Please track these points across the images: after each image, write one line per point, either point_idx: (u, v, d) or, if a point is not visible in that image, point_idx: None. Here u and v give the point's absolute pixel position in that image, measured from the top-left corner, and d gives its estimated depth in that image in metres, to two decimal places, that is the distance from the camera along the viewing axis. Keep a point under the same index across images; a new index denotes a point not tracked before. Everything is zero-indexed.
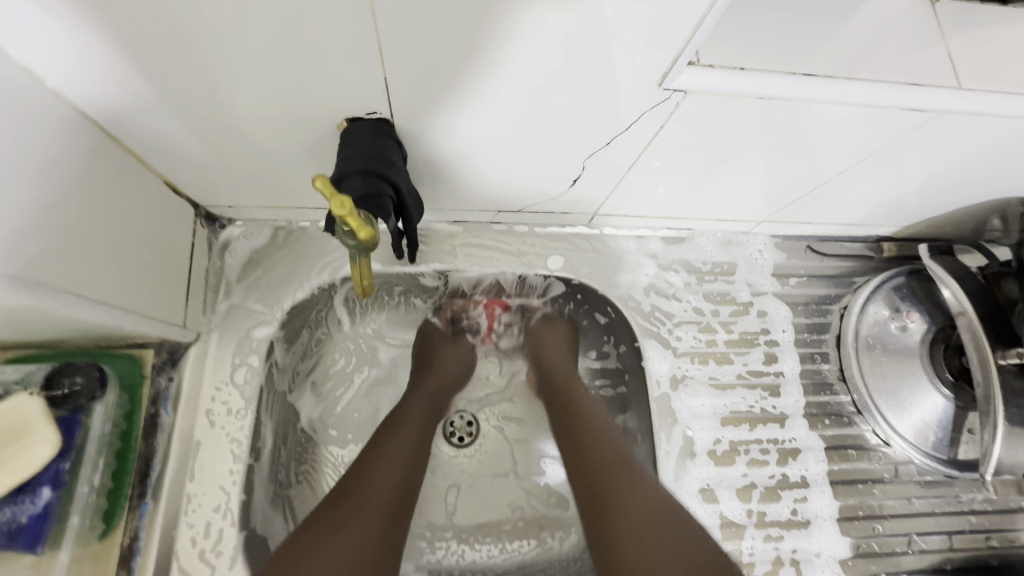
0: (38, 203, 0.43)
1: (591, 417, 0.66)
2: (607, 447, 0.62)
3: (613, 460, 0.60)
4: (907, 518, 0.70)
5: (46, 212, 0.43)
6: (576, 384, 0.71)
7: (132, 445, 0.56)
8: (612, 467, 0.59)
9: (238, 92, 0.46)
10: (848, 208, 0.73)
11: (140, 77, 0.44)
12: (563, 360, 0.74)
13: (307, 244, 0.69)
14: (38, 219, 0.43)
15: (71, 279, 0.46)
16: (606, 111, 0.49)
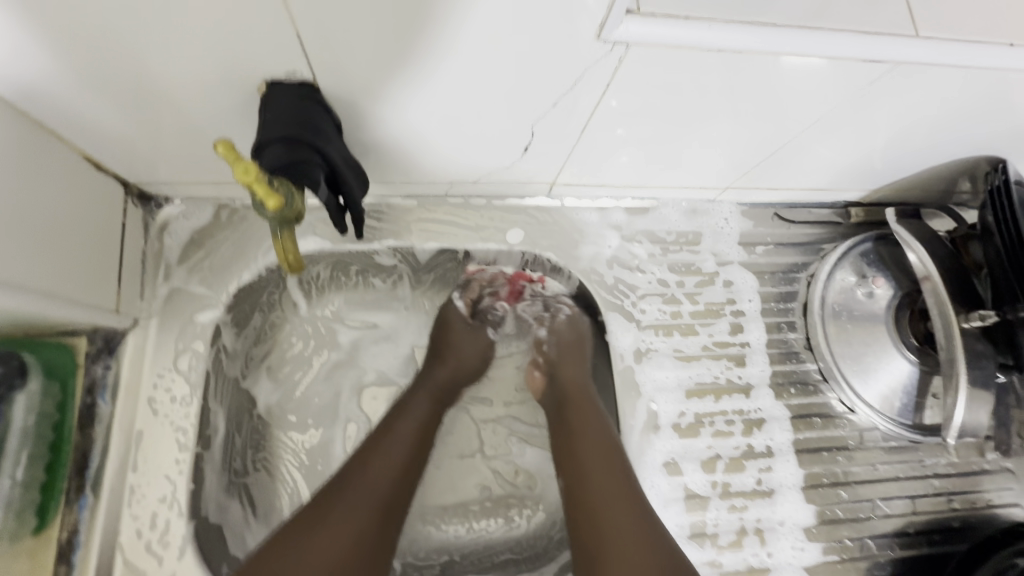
0: None
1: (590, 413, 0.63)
2: (601, 446, 0.60)
3: (606, 462, 0.58)
4: (871, 483, 0.70)
5: None
6: (584, 383, 0.67)
7: (66, 437, 0.53)
8: (604, 469, 0.58)
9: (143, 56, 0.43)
10: (813, 173, 0.71)
11: (35, 41, 0.39)
12: (576, 362, 0.69)
13: (252, 223, 0.66)
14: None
15: None
16: (549, 71, 0.46)
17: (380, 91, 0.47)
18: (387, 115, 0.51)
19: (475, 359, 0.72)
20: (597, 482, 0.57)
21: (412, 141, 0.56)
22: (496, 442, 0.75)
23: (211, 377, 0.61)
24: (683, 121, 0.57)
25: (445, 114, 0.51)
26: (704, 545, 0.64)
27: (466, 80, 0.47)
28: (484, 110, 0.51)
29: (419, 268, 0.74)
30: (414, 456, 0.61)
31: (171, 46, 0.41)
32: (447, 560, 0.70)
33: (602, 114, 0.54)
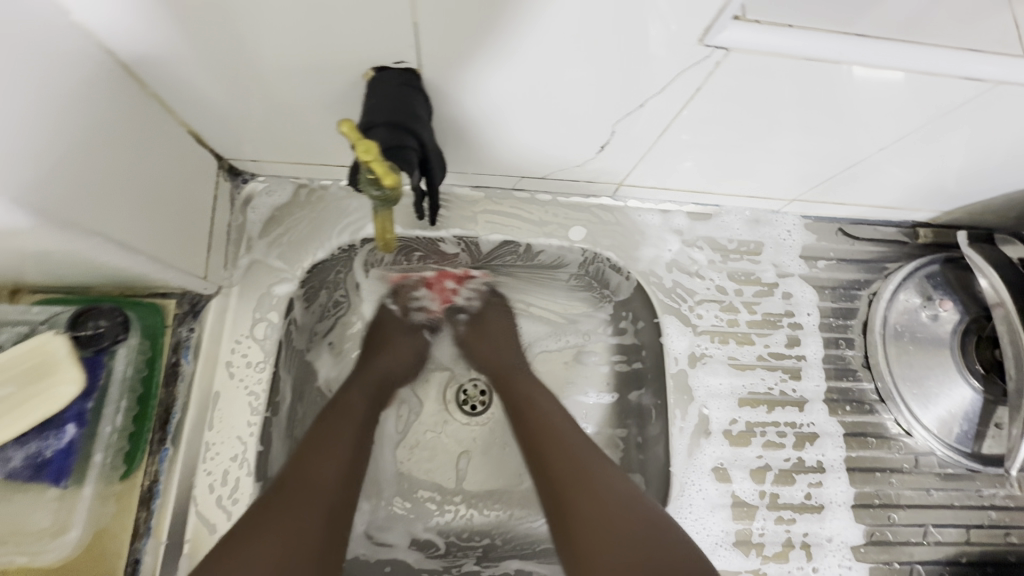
0: (50, 143, 0.40)
1: (535, 406, 0.66)
2: (566, 438, 0.62)
3: (574, 453, 0.61)
4: (924, 509, 0.69)
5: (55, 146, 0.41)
6: (511, 366, 0.72)
7: (154, 391, 0.57)
8: (573, 460, 0.60)
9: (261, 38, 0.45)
10: (883, 190, 0.70)
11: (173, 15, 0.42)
12: (522, 357, 0.74)
13: (328, 204, 0.69)
14: (70, 159, 0.42)
15: (99, 221, 0.46)
16: (641, 71, 0.47)
17: (473, 81, 0.49)
18: (473, 105, 0.53)
19: (409, 358, 0.73)
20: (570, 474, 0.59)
21: (493, 131, 0.57)
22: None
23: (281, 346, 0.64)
24: (755, 131, 0.58)
25: (524, 107, 0.53)
26: (749, 554, 0.64)
27: (556, 75, 0.49)
28: (566, 105, 0.53)
29: (480, 258, 0.76)
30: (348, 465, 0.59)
31: (294, 31, 0.44)
32: (489, 544, 0.72)
33: (680, 119, 0.55)
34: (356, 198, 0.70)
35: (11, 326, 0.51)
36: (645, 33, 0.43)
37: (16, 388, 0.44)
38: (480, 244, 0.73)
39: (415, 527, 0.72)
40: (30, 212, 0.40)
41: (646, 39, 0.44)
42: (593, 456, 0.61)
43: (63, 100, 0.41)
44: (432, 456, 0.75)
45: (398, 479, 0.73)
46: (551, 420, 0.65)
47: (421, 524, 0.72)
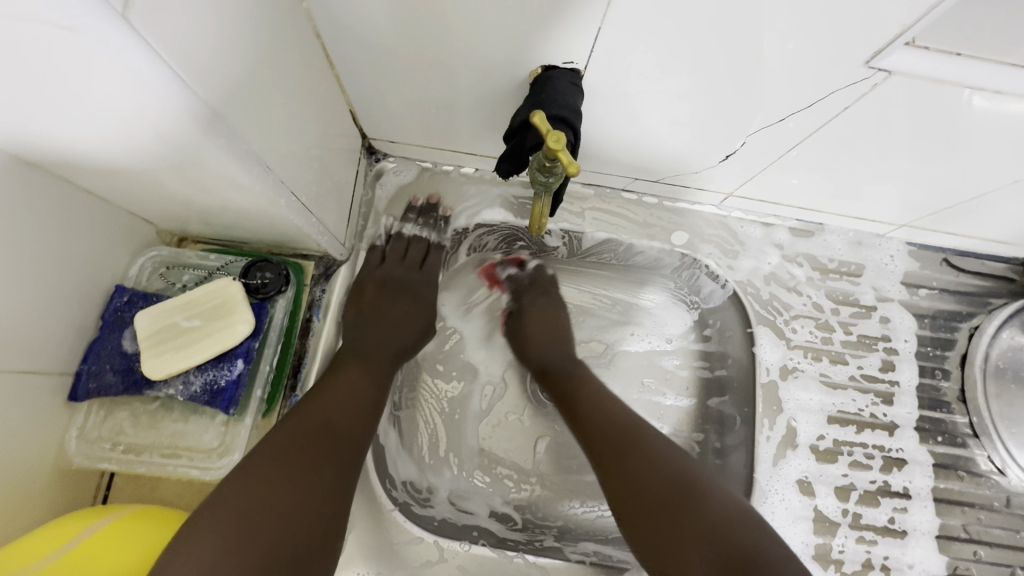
0: (260, 97, 0.41)
1: (580, 400, 0.66)
2: (624, 435, 0.59)
3: (637, 447, 0.57)
4: (1012, 550, 0.68)
5: (264, 104, 0.42)
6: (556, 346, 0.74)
7: (291, 342, 0.63)
8: (639, 458, 0.56)
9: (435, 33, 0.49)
10: (1000, 225, 0.69)
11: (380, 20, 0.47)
12: (550, 337, 0.75)
13: (448, 187, 0.74)
14: (289, 126, 0.47)
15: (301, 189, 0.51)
16: (802, 88, 0.49)
17: (601, 84, 0.52)
18: (593, 106, 0.56)
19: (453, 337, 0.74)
20: (632, 471, 0.55)
21: (617, 134, 0.61)
22: None
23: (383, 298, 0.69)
24: (865, 155, 0.59)
25: (637, 108, 0.55)
26: (827, 568, 0.65)
27: (682, 83, 0.51)
28: (706, 115, 0.55)
29: (580, 252, 0.79)
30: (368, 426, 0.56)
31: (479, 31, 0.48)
32: (563, 525, 0.74)
33: (811, 139, 0.57)
34: (474, 184, 0.74)
35: (190, 269, 0.58)
36: (813, 53, 0.45)
37: (202, 321, 0.51)
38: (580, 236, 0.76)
39: (493, 500, 0.75)
40: (262, 164, 0.43)
41: (810, 58, 0.45)
42: (666, 456, 0.56)
43: (290, 74, 0.45)
44: (512, 437, 0.78)
45: (480, 453, 0.77)
46: (611, 420, 0.61)
47: (500, 497, 0.75)
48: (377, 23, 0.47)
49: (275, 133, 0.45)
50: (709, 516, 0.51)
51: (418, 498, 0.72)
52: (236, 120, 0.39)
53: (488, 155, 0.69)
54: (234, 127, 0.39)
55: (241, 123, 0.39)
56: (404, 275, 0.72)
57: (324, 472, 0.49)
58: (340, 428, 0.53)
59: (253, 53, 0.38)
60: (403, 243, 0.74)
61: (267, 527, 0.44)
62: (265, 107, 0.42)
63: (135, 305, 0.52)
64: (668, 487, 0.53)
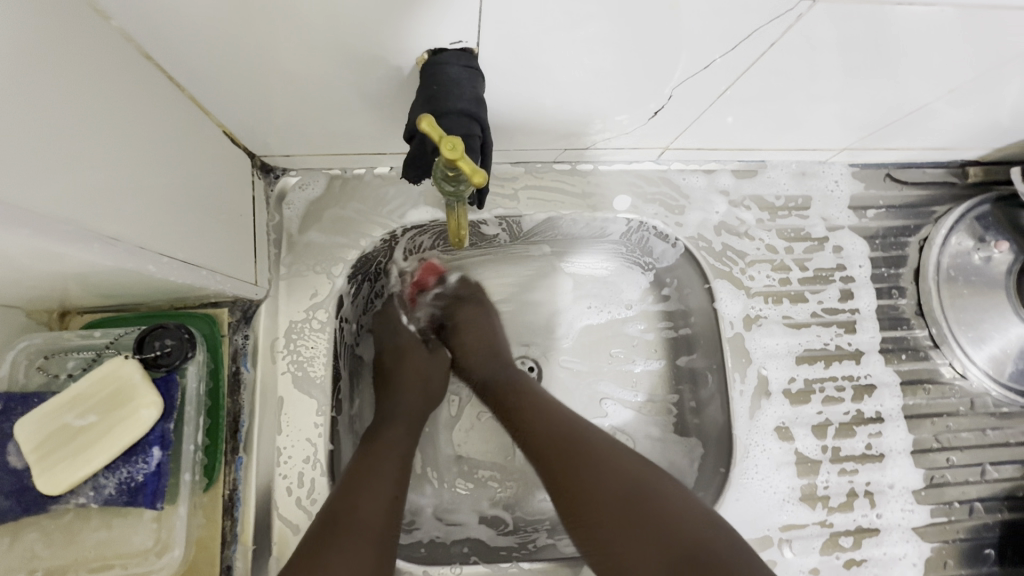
0: (74, 150, 0.35)
1: (529, 406, 0.65)
2: (563, 440, 0.60)
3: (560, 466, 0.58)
4: (980, 449, 0.70)
5: (82, 147, 0.36)
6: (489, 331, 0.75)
7: (221, 404, 0.57)
8: (577, 468, 0.57)
9: (291, 31, 0.41)
10: (937, 133, 0.67)
11: (219, 14, 0.39)
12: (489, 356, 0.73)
13: (364, 193, 0.67)
14: (133, 175, 0.40)
15: (174, 242, 0.45)
16: (714, 31, 0.44)
17: (505, 47, 0.44)
18: (506, 74, 0.48)
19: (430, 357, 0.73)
20: (575, 483, 0.56)
21: (540, 100, 0.53)
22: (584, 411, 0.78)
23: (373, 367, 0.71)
24: (802, 81, 0.54)
25: (557, 66, 0.47)
26: (815, 507, 0.66)
27: (596, 35, 0.44)
28: (621, 73, 0.49)
29: (522, 234, 0.74)
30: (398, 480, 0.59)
31: (343, 16, 0.40)
32: (555, 516, 0.72)
33: (748, 73, 0.51)
34: (393, 185, 0.67)
35: (77, 353, 0.50)
36: None
37: (99, 415, 0.45)
38: (586, 258, 0.78)
39: (481, 505, 0.72)
40: (86, 233, 0.36)
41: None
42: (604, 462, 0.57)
43: (106, 111, 0.38)
44: (488, 438, 0.75)
45: (458, 462, 0.74)
46: (579, 427, 0.61)
47: (487, 502, 0.73)
48: (214, 25, 0.40)
49: (108, 189, 0.38)
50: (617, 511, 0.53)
51: (402, 524, 0.68)
52: (24, 189, 0.31)
53: (399, 151, 0.63)
54: (20, 204, 0.31)
55: (39, 191, 0.32)
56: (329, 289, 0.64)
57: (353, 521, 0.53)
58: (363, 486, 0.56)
59: (27, 101, 0.31)
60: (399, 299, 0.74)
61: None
62: (79, 157, 0.35)
63: (14, 412, 0.45)
64: (616, 500, 0.54)
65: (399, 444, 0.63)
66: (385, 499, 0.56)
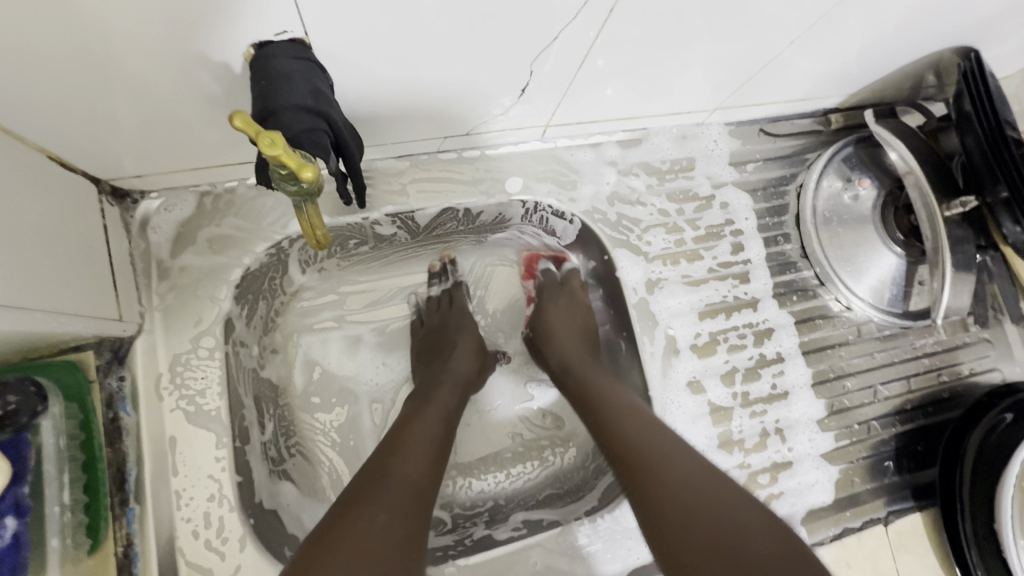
0: None
1: (609, 396, 0.60)
2: (642, 420, 0.56)
3: (664, 462, 0.50)
4: (870, 372, 0.76)
5: None
6: (559, 326, 0.71)
7: (98, 455, 0.51)
8: (658, 451, 0.52)
9: (91, 35, 0.37)
10: (795, 84, 0.71)
11: None
12: (573, 338, 0.70)
13: (239, 207, 0.62)
14: None
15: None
16: (545, 4, 0.44)
17: (345, 36, 0.41)
18: (350, 63, 0.45)
19: (476, 350, 0.71)
20: (653, 458, 0.51)
21: (397, 87, 0.51)
22: (510, 397, 0.78)
23: (475, 342, 0.72)
24: (668, 44, 0.55)
25: (403, 49, 0.45)
26: (732, 452, 0.69)
27: (433, 14, 0.42)
28: (476, 51, 0.48)
29: (419, 230, 0.72)
30: (441, 451, 0.56)
31: (146, 14, 0.36)
32: (494, 506, 0.72)
33: (602, 41, 0.52)
34: (270, 195, 0.63)
35: None
36: None
37: None
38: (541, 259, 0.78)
39: None
40: None
41: None
42: (692, 451, 0.52)
43: None
44: None
45: None
46: (646, 424, 0.55)
47: None
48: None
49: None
50: (748, 537, 0.44)
51: None
52: None
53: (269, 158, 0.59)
54: None
55: None
56: (217, 314, 0.60)
57: (387, 485, 0.49)
58: (400, 457, 0.52)
59: None
60: (431, 299, 0.75)
61: (339, 548, 0.44)
62: None
63: None
64: (695, 502, 0.47)
65: (447, 403, 0.62)
66: (428, 454, 0.54)
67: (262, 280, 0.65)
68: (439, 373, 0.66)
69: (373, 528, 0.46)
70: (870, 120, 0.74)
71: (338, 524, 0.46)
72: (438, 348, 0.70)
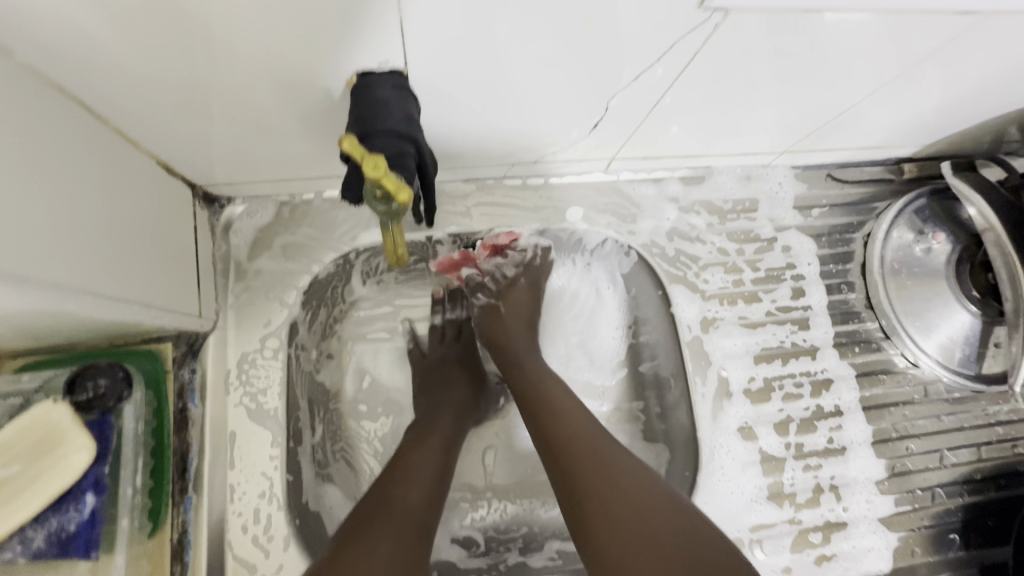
0: None
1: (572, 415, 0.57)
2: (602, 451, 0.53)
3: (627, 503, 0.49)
4: (936, 435, 0.72)
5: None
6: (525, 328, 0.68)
7: (166, 442, 0.54)
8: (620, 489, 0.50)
9: (213, 60, 0.41)
10: (868, 132, 0.70)
11: (143, 51, 0.39)
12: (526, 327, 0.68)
13: (314, 218, 0.66)
14: (53, 214, 0.38)
15: (102, 280, 0.43)
16: (623, 49, 0.46)
17: (443, 68, 0.44)
18: (441, 92, 0.48)
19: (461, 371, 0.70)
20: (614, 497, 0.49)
21: (479, 117, 0.53)
22: None
23: (477, 377, 0.71)
24: (736, 89, 0.56)
25: (491, 82, 0.48)
26: (782, 505, 0.66)
27: (525, 53, 0.44)
28: (556, 87, 0.50)
29: None
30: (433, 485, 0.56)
31: (265, 42, 0.40)
32: (528, 533, 0.70)
33: (679, 81, 0.53)
34: (343, 209, 0.66)
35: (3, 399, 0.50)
36: (613, 8, 0.41)
37: (22, 465, 0.45)
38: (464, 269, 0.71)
39: (452, 526, 0.70)
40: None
41: (615, 17, 0.42)
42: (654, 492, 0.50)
43: (10, 137, 0.36)
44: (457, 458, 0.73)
45: None
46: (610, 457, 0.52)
47: (458, 522, 0.70)
48: (132, 54, 0.39)
49: (9, 222, 0.35)
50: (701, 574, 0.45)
51: None
52: None
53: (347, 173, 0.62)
54: None
55: None
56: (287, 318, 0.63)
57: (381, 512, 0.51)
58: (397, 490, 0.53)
59: None
60: (435, 329, 0.72)
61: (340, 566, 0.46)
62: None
63: None
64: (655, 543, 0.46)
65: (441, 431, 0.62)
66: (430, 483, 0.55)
67: (326, 285, 0.67)
68: (432, 403, 0.66)
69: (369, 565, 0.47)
70: (947, 172, 0.72)
71: (343, 553, 0.48)
72: (428, 373, 0.69)
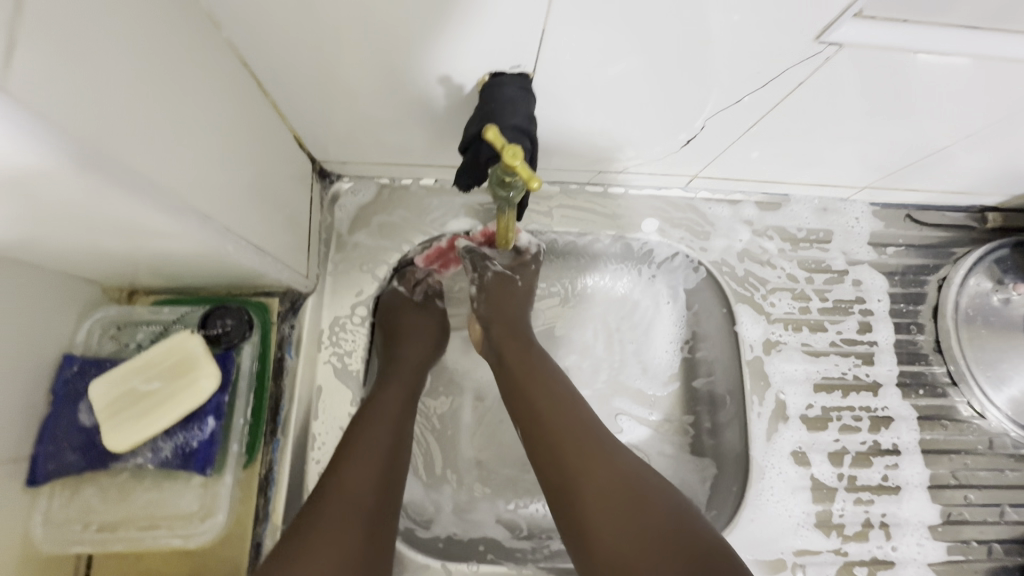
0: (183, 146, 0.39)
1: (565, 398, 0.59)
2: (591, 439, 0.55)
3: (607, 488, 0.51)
4: (998, 489, 0.70)
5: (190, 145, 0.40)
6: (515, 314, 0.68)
7: (265, 385, 0.60)
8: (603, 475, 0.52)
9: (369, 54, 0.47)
10: (956, 176, 0.70)
11: (315, 39, 0.45)
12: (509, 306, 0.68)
13: (409, 202, 0.71)
14: (226, 169, 0.45)
15: (250, 231, 0.49)
16: (732, 71, 0.49)
17: (566, 73, 0.49)
18: (558, 96, 0.52)
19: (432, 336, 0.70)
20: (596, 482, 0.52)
21: (583, 122, 0.57)
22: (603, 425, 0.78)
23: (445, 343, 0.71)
24: (831, 121, 0.58)
25: (603, 90, 0.52)
26: (829, 534, 0.66)
27: (642, 66, 0.48)
28: (662, 102, 0.54)
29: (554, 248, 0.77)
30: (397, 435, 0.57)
31: (418, 41, 0.45)
32: None
33: (776, 109, 0.55)
34: (436, 196, 0.72)
35: (145, 326, 0.58)
36: (715, 31, 0.44)
37: (164, 382, 0.53)
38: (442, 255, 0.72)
39: (498, 506, 0.73)
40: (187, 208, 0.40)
41: (729, 41, 0.45)
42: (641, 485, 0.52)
43: (206, 100, 0.42)
44: (508, 444, 0.76)
45: (477, 466, 0.75)
46: (601, 445, 0.55)
47: (504, 503, 0.73)
48: (307, 42, 0.45)
49: (197, 169, 0.41)
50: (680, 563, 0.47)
51: (421, 520, 0.69)
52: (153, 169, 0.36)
53: (446, 164, 0.67)
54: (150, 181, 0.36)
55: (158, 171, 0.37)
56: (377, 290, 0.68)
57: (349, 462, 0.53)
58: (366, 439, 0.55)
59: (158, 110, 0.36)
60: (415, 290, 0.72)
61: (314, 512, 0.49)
62: (190, 145, 0.40)
63: (87, 374, 0.52)
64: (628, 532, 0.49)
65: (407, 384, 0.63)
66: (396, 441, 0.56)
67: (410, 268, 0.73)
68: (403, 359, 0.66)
69: (342, 513, 0.49)
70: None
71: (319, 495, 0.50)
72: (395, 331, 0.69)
